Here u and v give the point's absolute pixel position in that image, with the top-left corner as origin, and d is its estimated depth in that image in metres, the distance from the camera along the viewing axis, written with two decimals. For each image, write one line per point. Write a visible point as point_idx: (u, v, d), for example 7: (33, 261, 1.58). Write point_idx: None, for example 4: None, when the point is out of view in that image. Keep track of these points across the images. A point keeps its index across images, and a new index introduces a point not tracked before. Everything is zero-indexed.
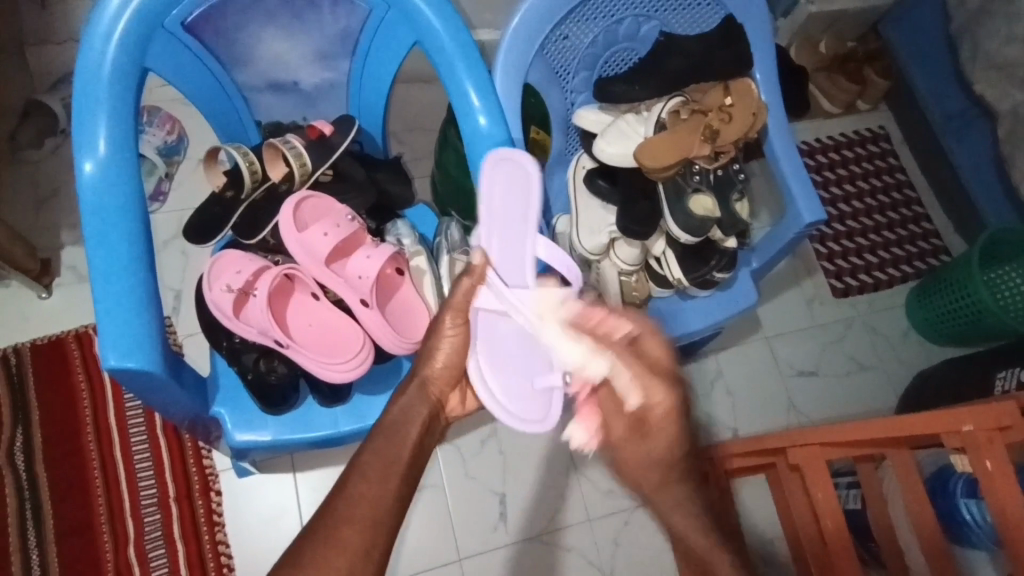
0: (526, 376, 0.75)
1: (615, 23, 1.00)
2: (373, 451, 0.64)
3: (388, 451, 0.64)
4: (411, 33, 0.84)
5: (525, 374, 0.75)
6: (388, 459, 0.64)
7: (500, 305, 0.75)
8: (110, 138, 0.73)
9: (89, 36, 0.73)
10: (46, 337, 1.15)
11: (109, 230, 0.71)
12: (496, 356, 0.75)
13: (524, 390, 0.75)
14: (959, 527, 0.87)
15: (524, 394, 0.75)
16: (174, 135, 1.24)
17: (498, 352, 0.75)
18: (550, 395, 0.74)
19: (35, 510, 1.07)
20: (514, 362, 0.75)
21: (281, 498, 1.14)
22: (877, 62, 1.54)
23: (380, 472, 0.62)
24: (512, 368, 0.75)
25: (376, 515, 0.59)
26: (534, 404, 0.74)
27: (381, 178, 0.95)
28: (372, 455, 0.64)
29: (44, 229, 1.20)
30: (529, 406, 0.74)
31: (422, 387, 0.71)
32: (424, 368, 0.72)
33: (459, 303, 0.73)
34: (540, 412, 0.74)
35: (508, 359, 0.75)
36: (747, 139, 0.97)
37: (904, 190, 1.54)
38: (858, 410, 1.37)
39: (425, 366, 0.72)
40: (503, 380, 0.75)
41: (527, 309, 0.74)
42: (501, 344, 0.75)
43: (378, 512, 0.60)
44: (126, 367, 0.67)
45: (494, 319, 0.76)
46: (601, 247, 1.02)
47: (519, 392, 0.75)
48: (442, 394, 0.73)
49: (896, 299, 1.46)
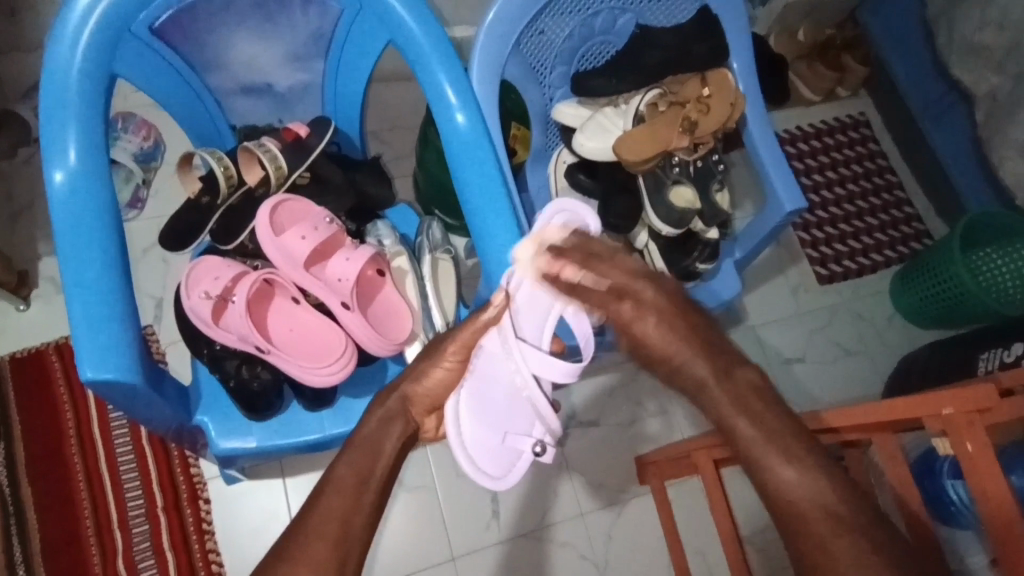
0: (501, 430, 0.74)
1: (591, 17, 0.99)
2: (351, 462, 0.63)
3: (375, 462, 0.64)
4: (385, 31, 0.83)
5: (501, 427, 0.74)
6: (363, 470, 0.63)
7: (503, 352, 0.72)
8: (80, 147, 0.72)
9: (54, 42, 0.72)
10: (25, 350, 1.13)
11: (81, 241, 0.70)
12: (483, 404, 0.73)
13: (494, 443, 0.74)
14: (945, 507, 0.88)
15: (492, 448, 0.73)
16: (150, 141, 1.23)
17: (483, 400, 0.73)
18: (517, 455, 0.75)
19: (21, 526, 1.05)
20: (495, 413, 0.73)
21: (271, 504, 1.13)
22: (855, 49, 1.55)
23: (355, 485, 0.61)
24: (492, 418, 0.74)
25: (348, 527, 0.59)
26: (497, 461, 0.74)
27: (360, 179, 0.94)
28: (347, 469, 0.62)
29: (20, 240, 1.19)
30: (495, 460, 0.74)
31: (404, 402, 0.70)
32: (409, 385, 0.71)
33: (464, 338, 0.73)
34: (503, 468, 0.75)
35: (491, 409, 0.73)
36: (725, 130, 0.97)
37: (885, 176, 1.55)
38: (845, 396, 1.38)
39: (411, 384, 0.71)
40: (479, 426, 0.73)
41: (526, 370, 0.70)
42: (491, 392, 0.73)
43: (352, 527, 0.59)
44: (104, 380, 0.66)
45: (492, 365, 0.73)
46: None
47: (488, 447, 0.73)
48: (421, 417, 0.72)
49: (879, 285, 1.47)
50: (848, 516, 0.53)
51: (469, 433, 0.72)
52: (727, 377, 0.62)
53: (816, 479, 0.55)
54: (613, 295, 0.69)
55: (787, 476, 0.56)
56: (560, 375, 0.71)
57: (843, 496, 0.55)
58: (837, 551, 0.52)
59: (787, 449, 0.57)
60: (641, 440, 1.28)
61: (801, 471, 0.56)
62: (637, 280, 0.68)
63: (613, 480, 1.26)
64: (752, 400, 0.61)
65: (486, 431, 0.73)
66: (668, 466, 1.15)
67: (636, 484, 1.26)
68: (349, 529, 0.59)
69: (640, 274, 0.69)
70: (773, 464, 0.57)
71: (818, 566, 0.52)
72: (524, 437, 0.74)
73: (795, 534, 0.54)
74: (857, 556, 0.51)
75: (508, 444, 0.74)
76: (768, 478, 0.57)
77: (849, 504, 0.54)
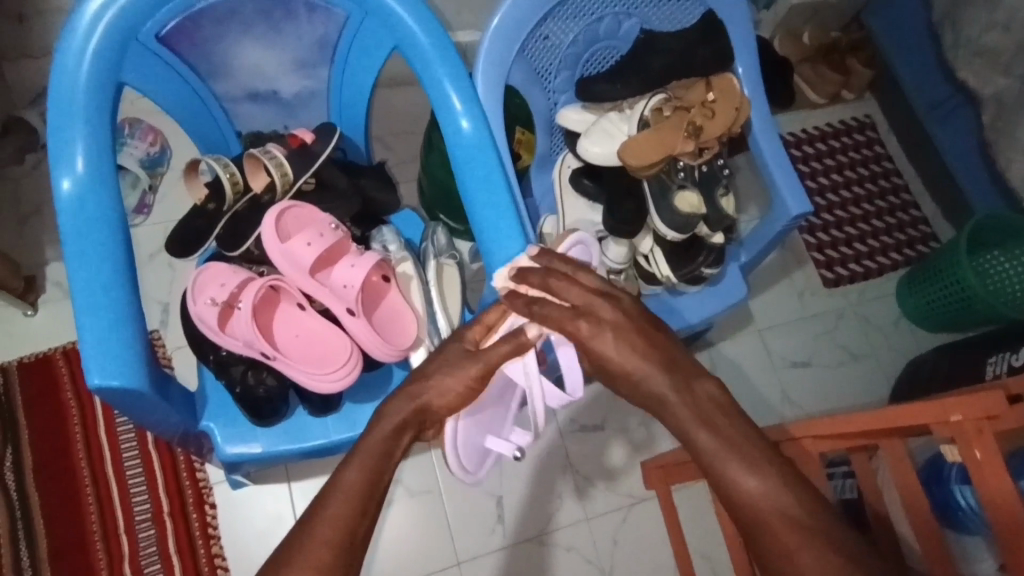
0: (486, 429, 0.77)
1: (595, 22, 0.99)
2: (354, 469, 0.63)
3: None
4: (390, 37, 0.83)
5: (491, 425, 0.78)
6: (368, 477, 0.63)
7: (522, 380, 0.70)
8: (87, 155, 0.72)
9: (61, 51, 0.72)
10: (33, 355, 1.14)
11: (88, 248, 0.70)
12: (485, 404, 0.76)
13: (479, 442, 0.76)
14: (953, 513, 0.86)
15: (476, 447, 0.76)
16: (156, 147, 1.23)
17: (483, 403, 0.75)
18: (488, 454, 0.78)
19: (28, 530, 1.06)
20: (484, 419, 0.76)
21: (276, 508, 1.13)
22: (860, 51, 1.54)
23: (359, 492, 0.60)
24: (484, 417, 0.77)
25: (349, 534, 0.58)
26: (476, 459, 0.76)
27: (365, 185, 0.94)
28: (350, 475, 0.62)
29: (28, 246, 1.19)
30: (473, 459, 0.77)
31: (420, 414, 0.67)
32: (431, 398, 0.67)
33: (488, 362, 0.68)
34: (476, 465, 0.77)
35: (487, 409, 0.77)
36: (730, 135, 0.97)
37: (891, 178, 1.54)
38: (851, 400, 1.37)
39: (434, 397, 0.67)
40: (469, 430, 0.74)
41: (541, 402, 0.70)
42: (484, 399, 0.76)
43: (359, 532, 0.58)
44: (112, 386, 0.66)
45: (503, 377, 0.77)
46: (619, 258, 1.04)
47: (473, 445, 0.75)
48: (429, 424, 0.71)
49: (885, 288, 1.47)
50: (809, 526, 0.54)
51: (462, 435, 0.73)
52: (687, 390, 0.62)
53: (778, 490, 0.56)
54: (573, 312, 0.66)
55: (751, 487, 0.57)
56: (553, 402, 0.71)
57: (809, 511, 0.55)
58: (801, 564, 0.53)
59: (749, 459, 0.58)
60: (646, 444, 1.28)
61: (764, 481, 0.57)
62: (595, 297, 0.67)
63: (618, 485, 1.25)
64: (716, 416, 0.60)
65: (473, 436, 0.74)
66: (672, 471, 1.14)
67: (643, 489, 1.25)
68: (350, 538, 0.58)
69: (598, 290, 0.67)
70: (736, 479, 0.57)
71: (785, 574, 0.53)
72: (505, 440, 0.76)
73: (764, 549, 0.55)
74: (817, 565, 0.52)
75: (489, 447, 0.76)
76: (732, 489, 0.58)
77: (808, 508, 0.55)
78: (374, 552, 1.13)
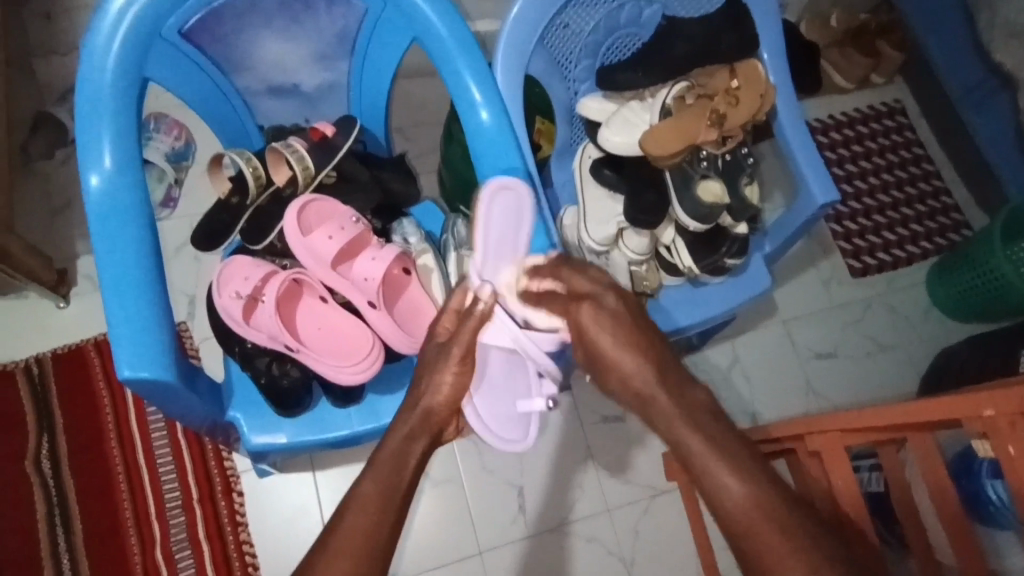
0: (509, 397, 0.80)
1: (616, 9, 0.98)
2: (374, 481, 0.63)
3: (381, 478, 0.63)
4: (409, 29, 0.83)
5: (514, 391, 0.80)
6: (382, 485, 0.63)
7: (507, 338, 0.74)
8: (114, 151, 0.73)
9: (88, 48, 0.74)
10: (66, 346, 1.17)
11: (117, 242, 0.71)
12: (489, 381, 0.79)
13: (506, 411, 0.80)
14: (983, 507, 0.84)
15: (506, 416, 0.79)
16: (181, 141, 1.25)
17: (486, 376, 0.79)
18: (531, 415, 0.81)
19: (64, 516, 1.09)
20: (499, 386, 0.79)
21: (301, 496, 1.15)
22: (891, 34, 1.49)
23: (378, 504, 0.62)
24: (499, 390, 0.79)
25: (372, 544, 0.59)
26: (512, 425, 0.80)
27: (385, 177, 0.94)
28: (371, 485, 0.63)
29: (59, 240, 1.22)
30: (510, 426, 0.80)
31: (422, 418, 0.70)
32: (427, 399, 0.71)
33: None
34: (521, 430, 0.80)
35: (498, 382, 0.79)
36: (755, 122, 0.95)
37: (922, 165, 1.50)
38: (877, 392, 1.35)
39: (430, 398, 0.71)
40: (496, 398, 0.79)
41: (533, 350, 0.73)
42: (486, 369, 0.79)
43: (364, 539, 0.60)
44: (141, 378, 0.67)
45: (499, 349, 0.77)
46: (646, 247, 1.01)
47: (503, 418, 0.79)
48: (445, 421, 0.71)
49: (915, 278, 1.43)
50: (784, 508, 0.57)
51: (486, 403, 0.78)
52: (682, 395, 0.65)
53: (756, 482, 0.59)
54: (573, 298, 0.71)
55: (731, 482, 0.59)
56: (548, 346, 0.73)
57: (785, 502, 0.58)
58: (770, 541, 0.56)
59: (732, 459, 0.60)
60: None
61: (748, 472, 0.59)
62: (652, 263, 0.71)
63: (639, 476, 1.25)
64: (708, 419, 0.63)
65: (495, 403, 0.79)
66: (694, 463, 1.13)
67: (664, 480, 1.25)
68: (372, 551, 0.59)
69: None
70: (717, 473, 0.60)
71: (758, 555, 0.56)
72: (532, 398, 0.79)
73: (737, 529, 0.58)
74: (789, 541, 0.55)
75: (519, 409, 0.80)
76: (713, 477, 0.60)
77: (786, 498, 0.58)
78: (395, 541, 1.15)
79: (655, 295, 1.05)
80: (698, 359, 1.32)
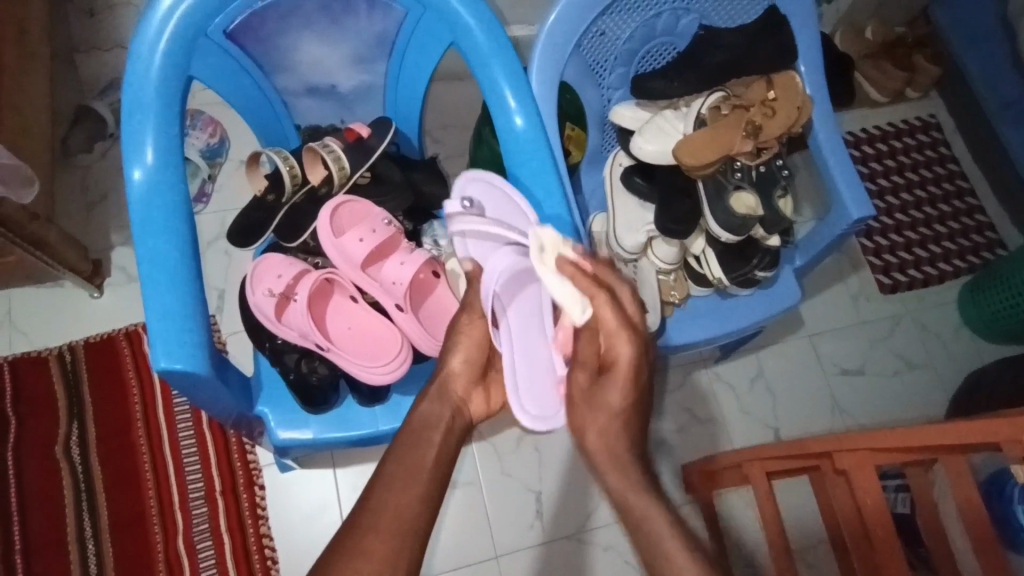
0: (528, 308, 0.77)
1: (653, 18, 0.98)
2: (396, 462, 0.63)
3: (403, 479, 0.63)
4: (447, 33, 0.84)
5: (530, 312, 0.77)
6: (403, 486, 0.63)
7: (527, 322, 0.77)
8: (157, 147, 0.75)
9: (136, 46, 0.75)
10: (98, 335, 1.19)
11: (157, 236, 0.73)
12: (534, 309, 0.78)
13: (523, 306, 0.77)
14: (1015, 533, 0.81)
15: (522, 300, 0.77)
16: (216, 138, 1.27)
17: (537, 309, 0.78)
18: (518, 315, 0.76)
19: (90, 503, 1.11)
20: (531, 309, 0.77)
21: (322, 492, 1.17)
22: (927, 48, 1.47)
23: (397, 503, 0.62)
24: (531, 309, 0.78)
25: (399, 522, 0.59)
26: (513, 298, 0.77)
27: (418, 179, 0.95)
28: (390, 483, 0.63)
29: (95, 231, 1.25)
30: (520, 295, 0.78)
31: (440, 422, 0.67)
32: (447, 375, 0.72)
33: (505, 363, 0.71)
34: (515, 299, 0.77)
35: (529, 313, 0.77)
36: (790, 134, 0.94)
37: (956, 181, 1.48)
38: (904, 411, 1.32)
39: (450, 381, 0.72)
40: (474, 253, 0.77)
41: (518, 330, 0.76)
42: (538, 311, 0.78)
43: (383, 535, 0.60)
44: (175, 370, 0.68)
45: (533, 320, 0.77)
46: (676, 256, 1.02)
47: (523, 299, 0.77)
48: (465, 394, 0.72)
49: (946, 296, 1.41)
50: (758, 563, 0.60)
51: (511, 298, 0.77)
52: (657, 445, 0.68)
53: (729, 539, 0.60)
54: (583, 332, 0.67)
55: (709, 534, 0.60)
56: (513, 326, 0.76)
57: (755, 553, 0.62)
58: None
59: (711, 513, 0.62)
60: (689, 447, 1.26)
61: None
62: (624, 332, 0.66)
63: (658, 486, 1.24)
64: None
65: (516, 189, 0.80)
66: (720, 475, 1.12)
67: (684, 492, 1.24)
68: None
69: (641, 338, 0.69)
70: None
71: None
72: (516, 316, 0.76)
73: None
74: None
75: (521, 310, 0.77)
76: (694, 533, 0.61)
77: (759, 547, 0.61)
78: (431, 547, 1.15)
79: (682, 304, 1.05)
80: (721, 371, 1.31)
